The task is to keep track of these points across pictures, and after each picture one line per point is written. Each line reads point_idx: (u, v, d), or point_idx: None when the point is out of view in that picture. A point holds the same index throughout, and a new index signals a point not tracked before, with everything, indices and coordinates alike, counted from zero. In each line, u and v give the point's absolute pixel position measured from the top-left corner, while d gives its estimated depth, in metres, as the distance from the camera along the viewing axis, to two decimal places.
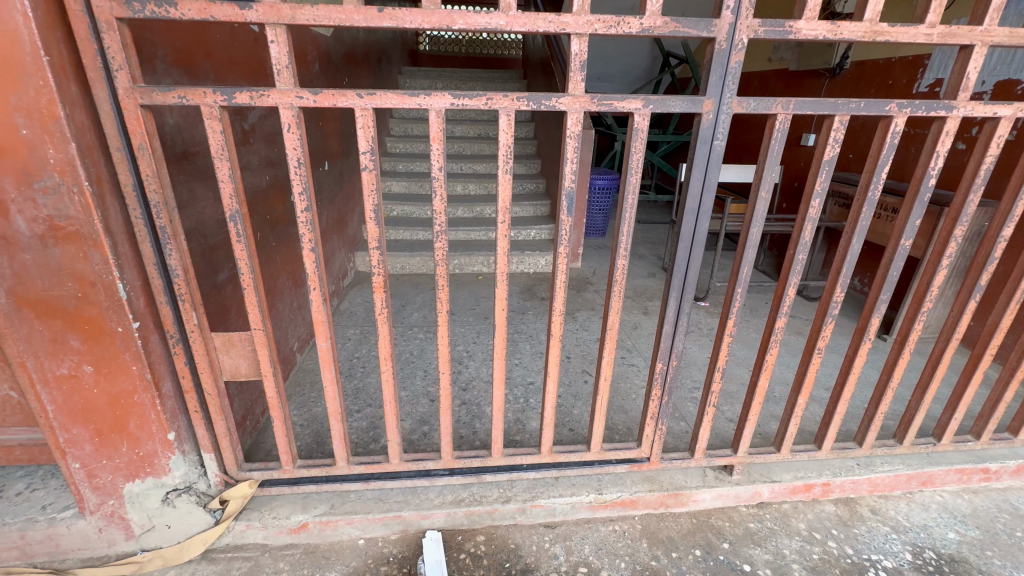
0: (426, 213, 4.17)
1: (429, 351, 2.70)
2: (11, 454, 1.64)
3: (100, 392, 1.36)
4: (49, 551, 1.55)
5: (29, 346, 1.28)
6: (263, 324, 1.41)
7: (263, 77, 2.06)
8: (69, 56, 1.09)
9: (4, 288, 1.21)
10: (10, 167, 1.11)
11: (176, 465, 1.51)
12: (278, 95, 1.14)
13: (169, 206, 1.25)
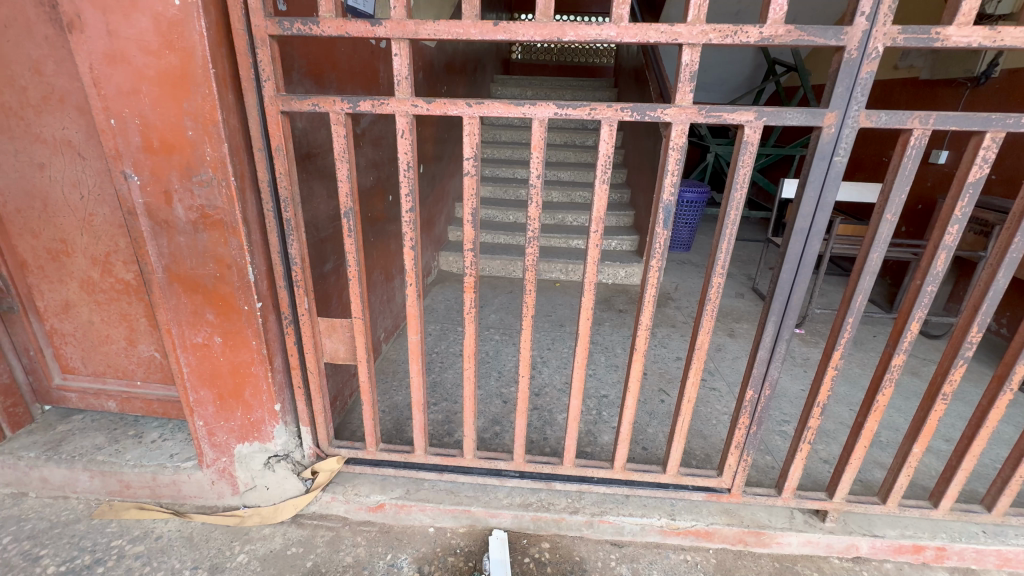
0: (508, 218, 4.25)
1: (504, 353, 2.75)
2: (151, 407, 1.91)
3: (225, 361, 1.55)
4: (172, 495, 1.79)
5: (176, 316, 1.49)
6: (363, 313, 1.52)
7: (376, 86, 2.23)
8: (229, 69, 1.25)
9: (162, 264, 1.42)
10: (177, 163, 1.30)
11: (279, 434, 1.67)
12: (396, 104, 1.23)
13: (295, 201, 1.40)
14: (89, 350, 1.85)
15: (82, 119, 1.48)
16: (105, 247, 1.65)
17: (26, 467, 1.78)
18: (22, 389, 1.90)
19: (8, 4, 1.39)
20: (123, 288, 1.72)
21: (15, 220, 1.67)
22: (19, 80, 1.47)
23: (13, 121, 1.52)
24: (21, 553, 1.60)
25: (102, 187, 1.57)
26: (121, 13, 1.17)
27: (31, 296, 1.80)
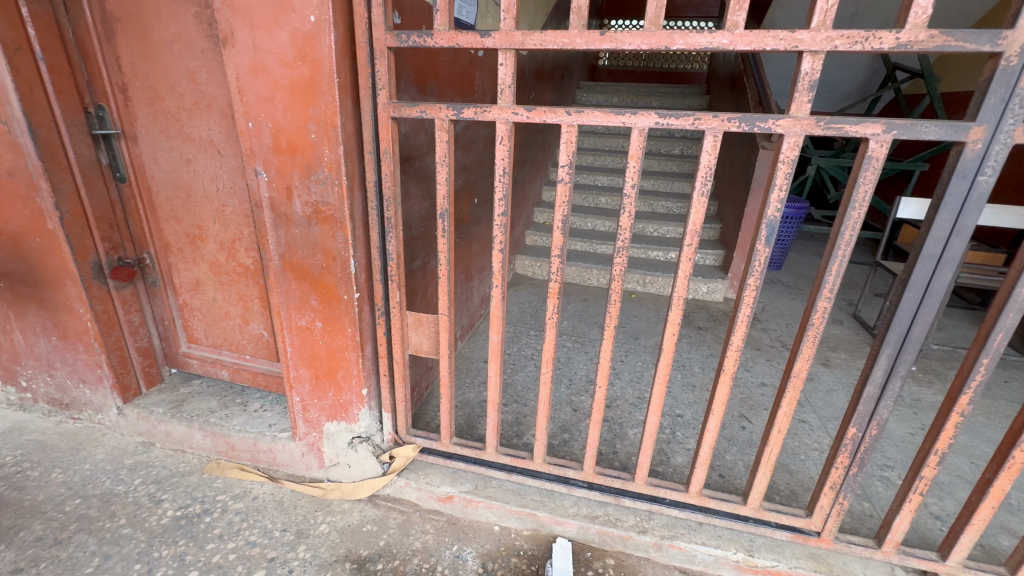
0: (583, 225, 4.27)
1: (576, 361, 2.73)
2: (256, 378, 2.13)
3: (323, 344, 1.68)
4: (268, 461, 1.98)
5: (286, 299, 1.65)
6: (449, 310, 1.59)
7: (471, 92, 2.31)
8: (349, 78, 1.36)
9: (278, 253, 1.58)
10: (299, 163, 1.44)
11: (363, 417, 1.79)
12: (498, 112, 1.27)
13: (397, 201, 1.50)
14: (210, 323, 2.10)
15: (224, 122, 1.70)
16: (232, 234, 1.87)
17: (155, 421, 2.06)
18: (157, 353, 2.20)
19: (175, 23, 1.61)
20: (243, 271, 1.93)
21: (164, 207, 1.94)
22: (178, 87, 1.71)
23: (170, 123, 1.77)
24: (148, 495, 1.84)
25: (234, 182, 1.77)
26: (266, 29, 1.32)
27: (170, 273, 2.08)
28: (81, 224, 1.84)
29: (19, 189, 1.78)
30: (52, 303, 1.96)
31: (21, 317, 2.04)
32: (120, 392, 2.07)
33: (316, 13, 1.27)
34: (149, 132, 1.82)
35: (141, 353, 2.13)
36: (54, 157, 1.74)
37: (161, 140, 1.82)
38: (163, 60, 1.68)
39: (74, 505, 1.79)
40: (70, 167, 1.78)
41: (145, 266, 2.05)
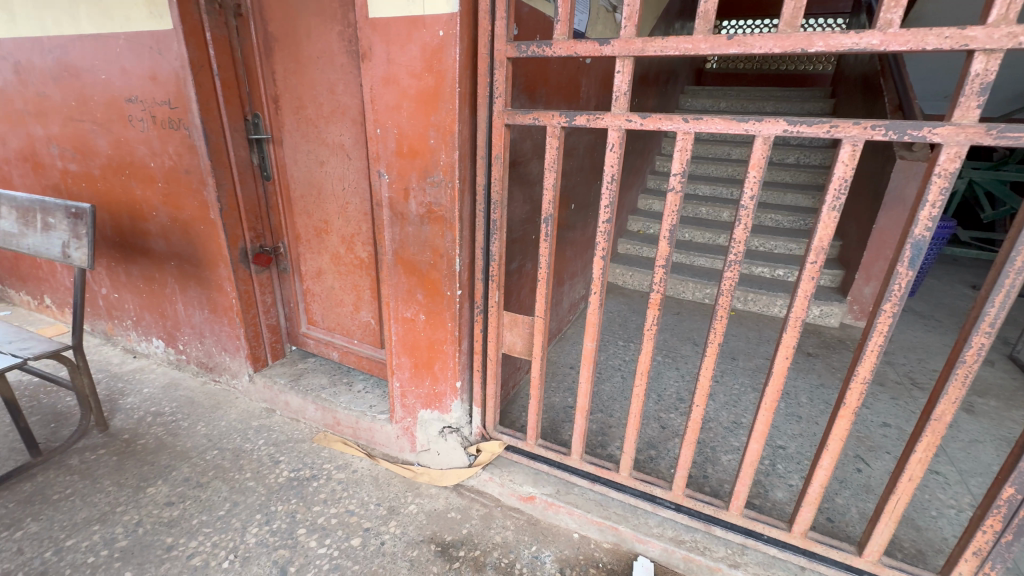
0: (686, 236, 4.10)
1: (666, 376, 2.62)
2: (361, 362, 2.34)
3: (424, 336, 1.79)
4: (367, 438, 2.15)
5: (394, 291, 1.78)
6: (545, 313, 1.61)
7: (577, 99, 2.32)
8: (468, 88, 1.44)
9: (392, 248, 1.72)
10: (418, 166, 1.55)
11: (455, 409, 1.87)
12: (610, 119, 1.27)
13: (503, 205, 1.56)
14: (327, 308, 2.34)
15: (354, 129, 1.89)
16: (353, 230, 2.07)
17: (277, 390, 2.33)
18: (282, 331, 2.50)
19: (322, 41, 1.82)
20: (359, 264, 2.13)
21: (298, 203, 2.20)
22: (319, 98, 1.92)
23: (311, 129, 2.00)
24: (268, 455, 2.10)
25: (359, 182, 1.96)
26: (399, 44, 1.44)
27: (298, 262, 2.35)
28: (234, 215, 2.15)
29: (193, 184, 2.13)
30: (207, 281, 2.31)
31: (184, 291, 2.43)
32: (252, 361, 2.38)
33: (445, 27, 1.36)
34: (292, 137, 2.08)
35: (270, 330, 2.43)
36: (219, 157, 2.05)
37: (301, 144, 2.06)
38: (309, 74, 1.91)
39: (213, 455, 2.08)
40: (230, 166, 2.09)
41: (279, 254, 2.34)
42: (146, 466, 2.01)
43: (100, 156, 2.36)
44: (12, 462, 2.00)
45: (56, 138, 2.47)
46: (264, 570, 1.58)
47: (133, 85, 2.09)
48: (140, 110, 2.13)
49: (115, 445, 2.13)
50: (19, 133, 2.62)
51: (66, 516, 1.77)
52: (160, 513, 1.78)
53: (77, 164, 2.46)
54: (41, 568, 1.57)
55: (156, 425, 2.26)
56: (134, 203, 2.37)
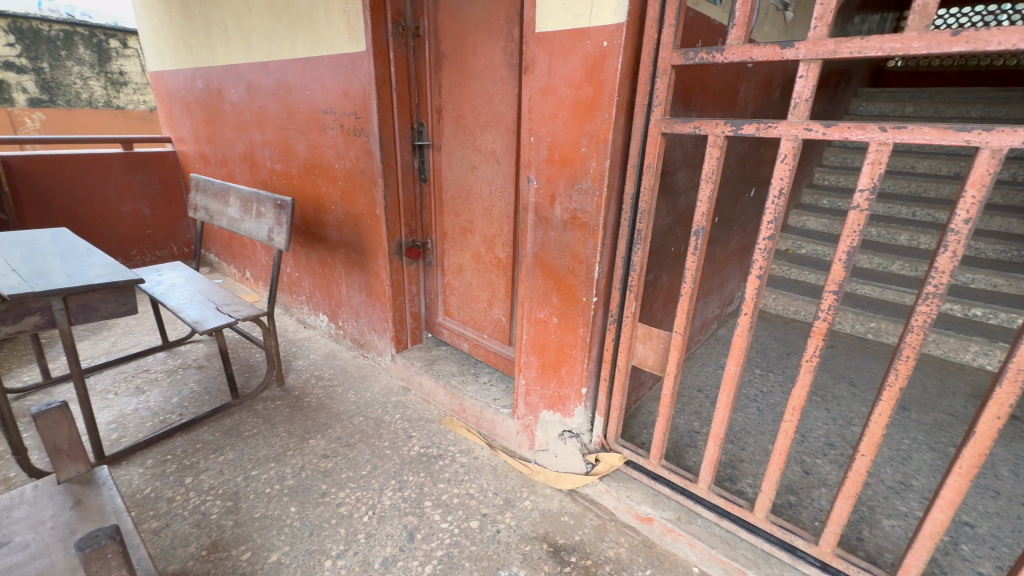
0: (867, 263, 3.54)
1: (812, 415, 2.32)
2: (489, 356, 2.47)
3: (554, 338, 1.83)
4: (488, 429, 2.27)
5: (530, 292, 1.84)
6: (684, 329, 1.55)
7: (733, 104, 2.17)
8: (627, 96, 1.44)
9: (533, 251, 1.78)
10: (567, 174, 1.59)
11: (577, 414, 1.88)
12: (785, 128, 1.17)
13: (650, 214, 1.53)
14: (463, 302, 2.51)
15: (507, 137, 2.01)
16: (495, 231, 2.20)
17: (414, 371, 2.57)
18: (422, 319, 2.75)
19: (486, 56, 1.97)
20: (497, 263, 2.25)
21: (448, 204, 2.40)
22: (478, 108, 2.08)
23: (467, 136, 2.18)
24: (403, 429, 2.33)
25: (506, 187, 2.09)
26: (562, 55, 1.49)
27: (442, 257, 2.56)
28: (395, 212, 2.43)
29: (366, 183, 2.45)
30: (368, 268, 2.64)
31: (348, 275, 2.81)
32: (395, 343, 2.66)
33: (609, 38, 1.37)
34: (450, 144, 2.28)
35: (413, 316, 2.69)
36: (389, 161, 2.33)
37: (457, 150, 2.25)
38: (471, 86, 2.07)
39: (359, 421, 2.38)
40: (396, 169, 2.36)
41: (427, 249, 2.59)
42: (309, 420, 2.37)
43: (298, 158, 2.84)
44: (219, 399, 2.51)
45: (268, 143, 3.03)
46: (395, 531, 1.75)
47: (329, 99, 2.48)
48: (332, 120, 2.52)
49: (288, 398, 2.55)
50: (243, 139, 3.27)
51: (252, 450, 2.16)
52: (318, 462, 2.09)
53: (281, 164, 2.99)
54: (234, 489, 1.94)
55: (318, 387, 2.65)
56: (319, 198, 2.81)
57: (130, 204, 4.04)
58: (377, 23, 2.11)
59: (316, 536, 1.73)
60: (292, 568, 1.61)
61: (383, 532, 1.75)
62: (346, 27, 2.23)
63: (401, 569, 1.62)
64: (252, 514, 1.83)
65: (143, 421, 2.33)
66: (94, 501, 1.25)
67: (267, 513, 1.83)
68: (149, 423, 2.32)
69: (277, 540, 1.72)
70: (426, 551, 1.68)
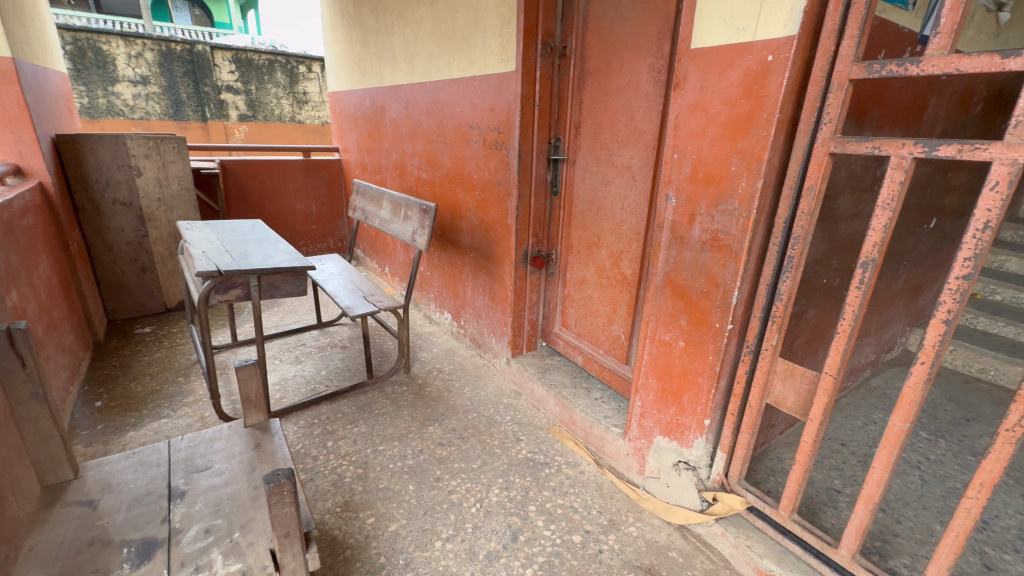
0: None
1: (998, 499, 1.89)
2: (603, 372, 2.46)
3: (678, 362, 1.75)
4: (597, 445, 2.24)
5: (657, 312, 1.78)
6: (837, 371, 1.38)
7: (917, 121, 1.88)
8: (790, 113, 1.34)
9: (664, 270, 1.73)
10: (711, 193, 1.53)
11: (696, 446, 1.77)
12: (999, 150, 1.00)
13: (805, 241, 1.40)
14: (582, 315, 2.53)
15: (646, 153, 1.99)
16: (623, 247, 2.18)
17: (527, 376, 2.65)
18: (539, 327, 2.82)
19: (632, 73, 1.98)
20: (621, 280, 2.23)
21: (577, 217, 2.43)
22: (618, 124, 2.09)
23: (603, 151, 2.19)
24: (512, 431, 2.40)
25: (639, 204, 2.06)
26: (719, 71, 1.44)
27: (565, 268, 2.61)
28: (525, 222, 2.53)
29: (501, 194, 2.60)
30: (494, 273, 2.79)
31: (475, 278, 2.99)
32: (512, 347, 2.77)
33: (775, 52, 1.29)
34: (585, 158, 2.32)
35: (531, 324, 2.76)
36: (525, 173, 2.45)
37: (592, 165, 2.28)
38: (614, 103, 2.09)
39: (473, 416, 2.51)
40: (531, 181, 2.46)
41: (551, 260, 2.65)
42: (429, 408, 2.57)
43: (442, 168, 3.12)
44: (357, 377, 2.85)
45: (418, 154, 3.38)
46: (500, 528, 1.82)
47: (476, 115, 2.69)
48: (477, 135, 2.72)
49: (412, 385, 2.79)
50: (397, 150, 3.68)
51: (381, 427, 2.41)
52: (435, 448, 2.25)
53: (427, 173, 3.31)
54: (364, 459, 2.18)
55: (438, 379, 2.86)
56: (457, 206, 3.04)
57: (303, 203, 4.78)
58: (528, 45, 2.24)
59: (430, 516, 1.87)
60: (407, 540, 1.76)
61: (488, 526, 1.82)
62: (499, 50, 2.41)
63: (503, 566, 1.67)
64: (377, 484, 2.03)
65: (299, 387, 2.74)
66: (269, 446, 1.50)
67: (389, 486, 2.02)
68: (302, 389, 2.72)
69: (397, 512, 1.89)
70: (527, 553, 1.72)
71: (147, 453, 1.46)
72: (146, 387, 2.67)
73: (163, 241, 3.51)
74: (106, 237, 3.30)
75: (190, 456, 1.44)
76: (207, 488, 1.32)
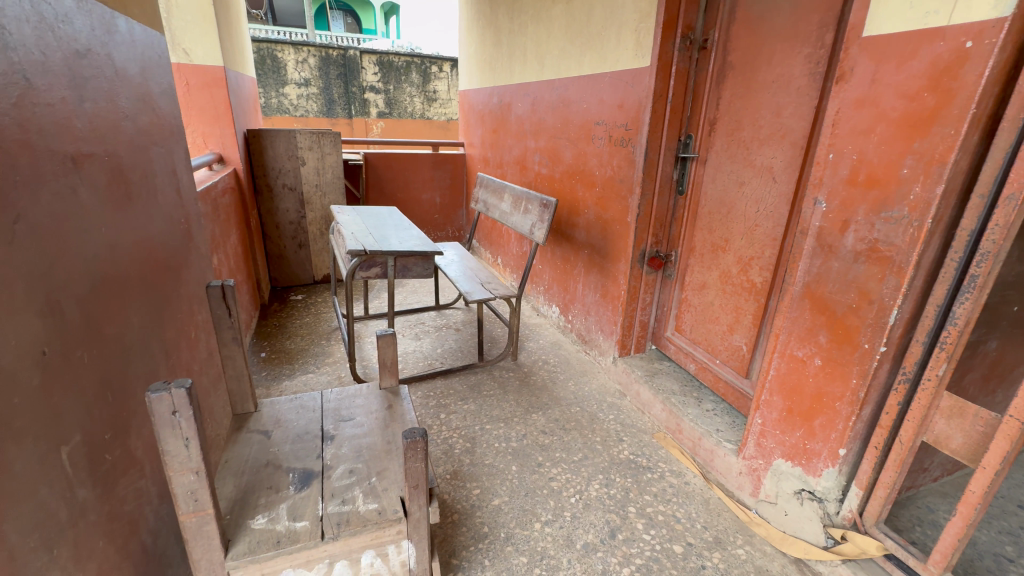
0: None
1: None
2: (717, 383, 2.33)
3: (812, 382, 1.60)
4: (705, 458, 2.14)
5: (791, 325, 1.64)
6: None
7: None
8: (991, 108, 1.15)
9: (804, 280, 1.58)
10: (872, 197, 1.37)
11: (825, 476, 1.61)
12: None
13: (997, 258, 1.20)
14: (699, 321, 2.41)
15: (792, 152, 1.83)
16: (753, 253, 2.04)
17: (633, 378, 2.60)
18: (649, 329, 2.75)
19: (784, 65, 1.83)
20: (749, 287, 2.09)
21: (703, 219, 2.32)
22: (760, 121, 1.95)
23: (740, 150, 2.06)
24: (615, 431, 2.39)
25: (778, 207, 1.91)
26: (896, 61, 1.28)
27: (684, 271, 2.50)
28: (646, 221, 2.48)
29: (623, 192, 2.58)
30: (608, 271, 2.78)
31: (587, 275, 3.01)
32: (619, 347, 2.74)
33: (977, 37, 1.12)
34: (718, 157, 2.19)
35: (641, 325, 2.70)
36: (650, 171, 2.39)
37: (725, 165, 2.16)
38: (757, 98, 1.95)
39: (576, 410, 2.54)
40: (656, 179, 2.41)
41: (670, 261, 2.56)
42: (533, 397, 2.66)
43: (564, 164, 3.17)
44: (468, 359, 3.04)
45: (541, 150, 3.47)
46: (599, 523, 1.83)
47: (604, 112, 2.69)
48: (603, 131, 2.72)
49: (519, 373, 2.90)
50: (520, 145, 3.82)
51: (488, 407, 2.55)
52: (537, 435, 2.33)
53: (548, 168, 3.39)
54: (472, 434, 2.34)
55: (543, 369, 2.94)
56: (575, 202, 3.07)
57: (429, 193, 5.18)
58: (666, 39, 2.18)
59: (530, 498, 1.95)
60: (509, 517, 1.86)
61: (586, 519, 1.85)
62: (634, 45, 2.37)
63: (600, 560, 1.68)
64: (483, 459, 2.17)
65: (418, 361, 3.00)
66: (399, 408, 1.68)
67: (494, 463, 2.14)
68: (420, 363, 2.98)
69: (500, 488, 2.00)
70: (625, 553, 1.71)
71: (306, 400, 1.73)
72: (297, 346, 3.14)
73: (316, 222, 4.06)
74: (275, 216, 3.91)
75: (337, 407, 1.68)
76: (351, 436, 1.53)
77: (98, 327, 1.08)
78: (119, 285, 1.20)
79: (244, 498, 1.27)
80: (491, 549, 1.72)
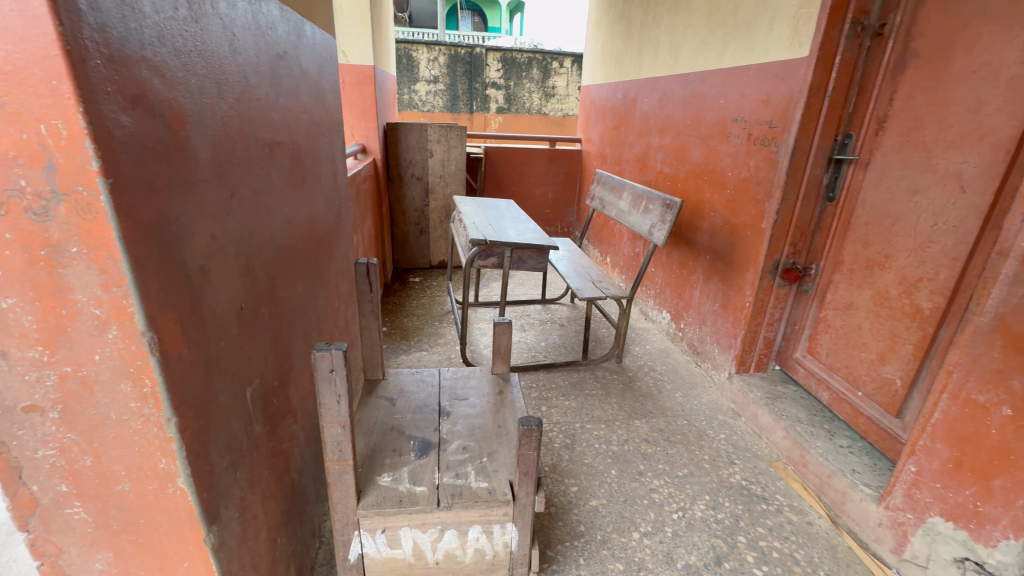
0: None
1: None
2: (856, 418, 2.05)
3: (994, 435, 1.32)
4: (833, 500, 1.90)
5: (970, 363, 1.37)
6: None
7: None
8: None
9: (995, 310, 1.31)
10: None
11: (1002, 549, 1.34)
12: None
13: None
14: (839, 345, 2.14)
15: (992, 157, 1.53)
16: (922, 273, 1.75)
17: (751, 399, 2.39)
18: (775, 348, 2.50)
19: (990, 52, 1.53)
20: (910, 313, 1.80)
21: (856, 230, 2.04)
22: (949, 119, 1.66)
23: (917, 153, 1.77)
24: (726, 452, 2.22)
25: (962, 222, 1.62)
26: None
27: (825, 288, 2.23)
28: (784, 228, 2.25)
29: (758, 195, 2.37)
30: (731, 281, 2.58)
31: (706, 282, 2.82)
32: (737, 362, 2.53)
33: None
34: (884, 160, 1.90)
35: (766, 342, 2.47)
36: (795, 174, 2.16)
37: (892, 169, 1.87)
38: (949, 92, 1.65)
39: (683, 423, 2.41)
40: (801, 183, 2.17)
41: (807, 275, 2.30)
42: (637, 403, 2.57)
43: (690, 163, 3.00)
44: (571, 356, 3.04)
45: (666, 147, 3.32)
46: (702, 546, 1.73)
47: (744, 107, 2.48)
48: (741, 129, 2.52)
49: (623, 376, 2.83)
50: (642, 142, 3.69)
51: (589, 407, 2.53)
52: (640, 443, 2.25)
53: (671, 167, 3.24)
54: (572, 431, 2.33)
55: (649, 376, 2.83)
56: (700, 204, 2.90)
57: (542, 188, 5.24)
58: (832, 25, 1.94)
59: (629, 505, 1.89)
60: (606, 520, 1.82)
61: (689, 539, 1.75)
62: (789, 34, 2.15)
63: None
64: (582, 457, 2.15)
65: (522, 351, 3.07)
66: (509, 395, 1.74)
67: (593, 464, 2.12)
68: (524, 354, 3.04)
69: (598, 490, 1.97)
70: None
71: (426, 375, 1.86)
72: (413, 324, 3.40)
73: (437, 211, 4.33)
74: (403, 203, 4.25)
75: (453, 386, 1.78)
76: (464, 414, 1.62)
77: (276, 290, 1.27)
78: (291, 256, 1.39)
79: (373, 456, 1.41)
80: (586, 548, 1.71)
